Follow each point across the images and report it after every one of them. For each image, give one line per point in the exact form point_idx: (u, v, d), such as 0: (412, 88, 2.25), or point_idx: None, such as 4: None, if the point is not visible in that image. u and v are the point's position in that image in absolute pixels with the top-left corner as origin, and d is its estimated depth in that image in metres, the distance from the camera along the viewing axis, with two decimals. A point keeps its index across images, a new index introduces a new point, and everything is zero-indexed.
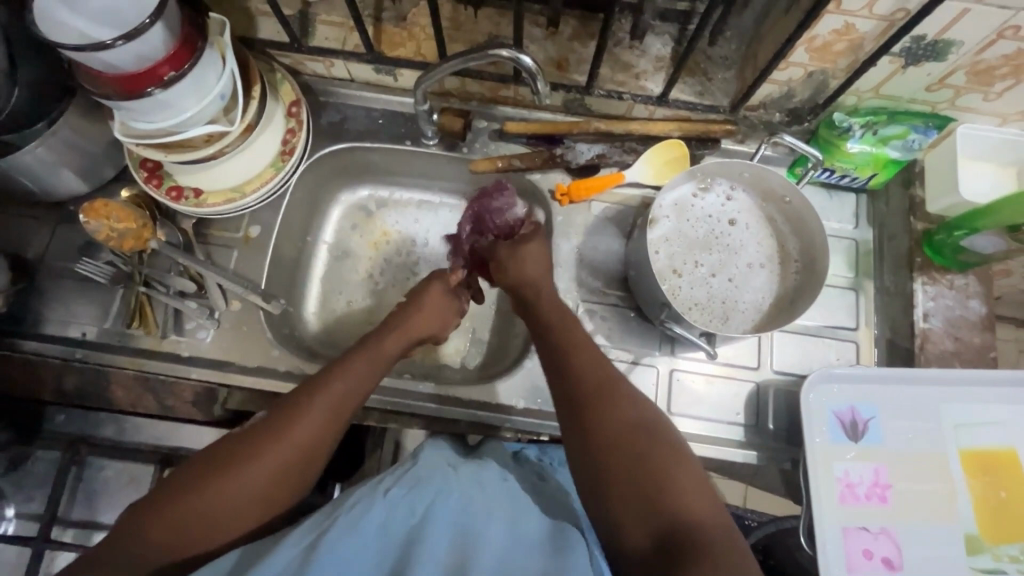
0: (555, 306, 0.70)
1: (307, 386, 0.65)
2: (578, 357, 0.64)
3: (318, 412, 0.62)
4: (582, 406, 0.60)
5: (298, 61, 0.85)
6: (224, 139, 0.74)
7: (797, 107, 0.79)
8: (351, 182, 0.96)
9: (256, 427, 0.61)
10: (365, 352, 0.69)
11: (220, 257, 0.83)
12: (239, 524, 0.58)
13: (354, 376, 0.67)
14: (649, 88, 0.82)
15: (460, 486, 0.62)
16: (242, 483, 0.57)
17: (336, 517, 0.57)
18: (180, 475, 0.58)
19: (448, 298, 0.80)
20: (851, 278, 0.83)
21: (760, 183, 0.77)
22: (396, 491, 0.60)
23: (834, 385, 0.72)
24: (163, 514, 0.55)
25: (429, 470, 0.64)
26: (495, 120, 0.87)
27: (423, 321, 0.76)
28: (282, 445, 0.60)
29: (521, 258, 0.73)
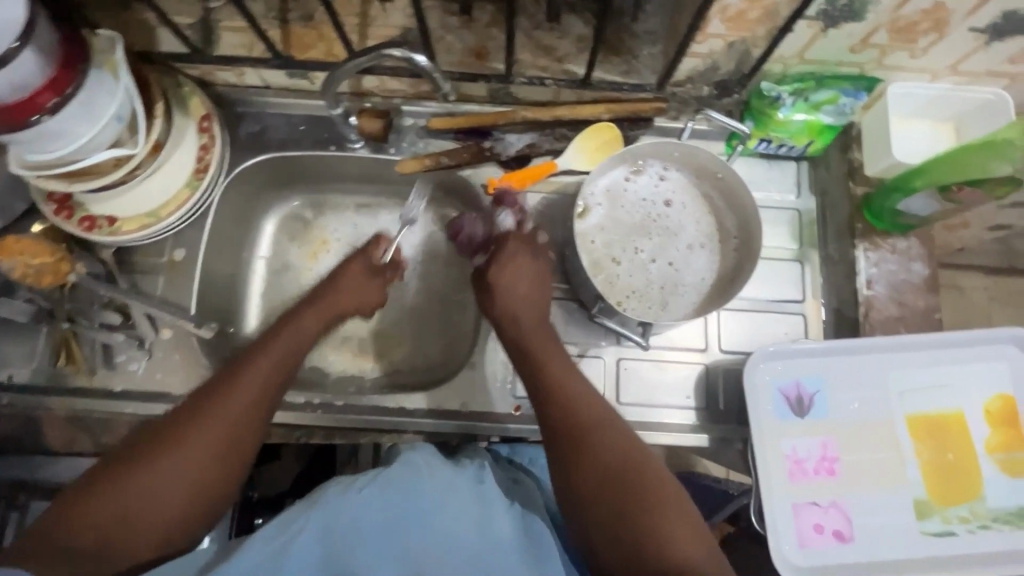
0: (539, 334, 0.69)
1: (226, 372, 0.64)
2: (568, 394, 0.64)
3: (242, 393, 0.62)
4: (575, 451, 0.61)
5: (207, 72, 0.81)
6: (133, 163, 0.71)
7: (725, 79, 0.75)
8: (283, 192, 0.92)
9: (184, 410, 0.60)
10: (283, 333, 0.68)
11: (146, 285, 0.80)
12: (176, 508, 0.57)
13: (275, 355, 0.66)
14: (573, 71, 0.79)
15: (433, 487, 0.60)
16: (167, 470, 0.56)
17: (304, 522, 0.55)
18: (110, 463, 0.56)
19: (371, 275, 0.77)
20: (795, 249, 0.82)
21: (691, 161, 0.75)
22: (371, 490, 0.57)
23: (776, 362, 0.72)
24: (95, 503, 0.54)
25: (407, 468, 0.60)
26: (420, 117, 0.84)
27: (343, 295, 0.74)
28: (207, 426, 0.59)
29: (504, 275, 0.71)
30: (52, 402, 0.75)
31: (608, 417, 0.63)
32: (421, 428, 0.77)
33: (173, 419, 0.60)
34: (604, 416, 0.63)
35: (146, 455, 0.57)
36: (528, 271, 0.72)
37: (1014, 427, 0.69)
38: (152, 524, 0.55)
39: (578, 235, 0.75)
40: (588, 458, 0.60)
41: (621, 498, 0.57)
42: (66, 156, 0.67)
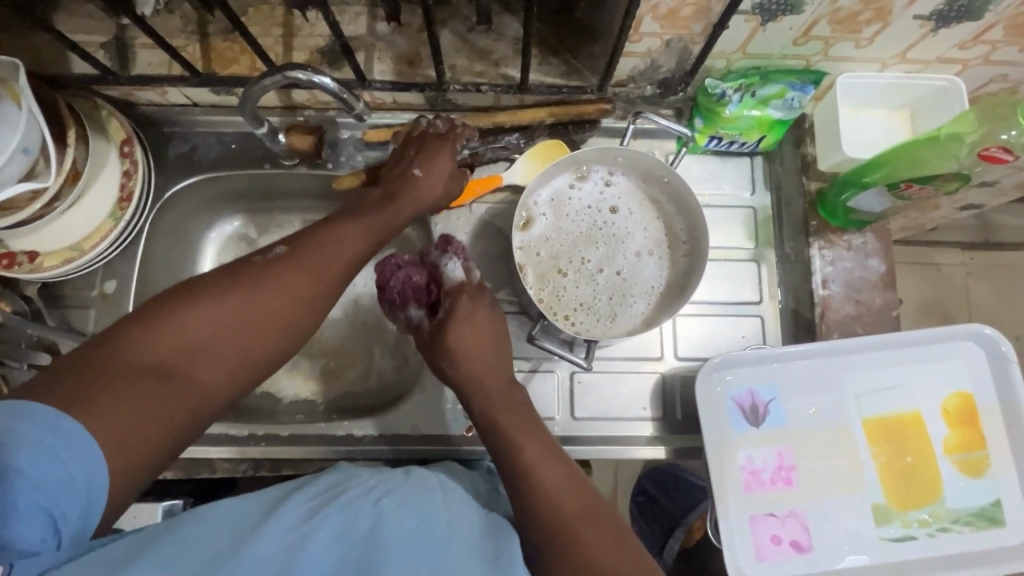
0: (503, 405, 0.61)
1: (299, 241, 0.57)
2: (541, 472, 0.55)
3: (308, 274, 0.55)
4: (556, 541, 0.50)
5: (127, 92, 0.77)
6: (48, 195, 0.67)
7: (666, 78, 0.72)
8: (223, 212, 0.88)
9: (268, 259, 0.55)
10: (367, 217, 0.61)
11: (77, 319, 0.77)
12: (239, 364, 0.52)
13: (360, 233, 0.59)
14: (509, 75, 0.75)
15: (447, 508, 0.51)
16: (240, 313, 0.52)
17: (321, 519, 0.46)
18: (182, 290, 0.51)
19: (447, 164, 0.69)
20: (751, 249, 0.80)
21: (635, 164, 0.72)
22: (385, 499, 0.49)
23: (729, 372, 0.69)
24: (162, 329, 0.49)
25: (419, 486, 0.53)
26: (357, 128, 0.80)
27: (429, 187, 0.67)
28: (269, 293, 0.53)
29: (458, 341, 0.64)
30: None
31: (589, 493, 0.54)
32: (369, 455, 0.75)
33: (232, 278, 0.53)
34: (591, 499, 0.54)
35: (193, 310, 0.50)
36: (485, 332, 0.65)
37: (972, 426, 0.67)
38: (189, 388, 0.49)
39: (521, 248, 0.73)
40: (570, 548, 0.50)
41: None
42: None
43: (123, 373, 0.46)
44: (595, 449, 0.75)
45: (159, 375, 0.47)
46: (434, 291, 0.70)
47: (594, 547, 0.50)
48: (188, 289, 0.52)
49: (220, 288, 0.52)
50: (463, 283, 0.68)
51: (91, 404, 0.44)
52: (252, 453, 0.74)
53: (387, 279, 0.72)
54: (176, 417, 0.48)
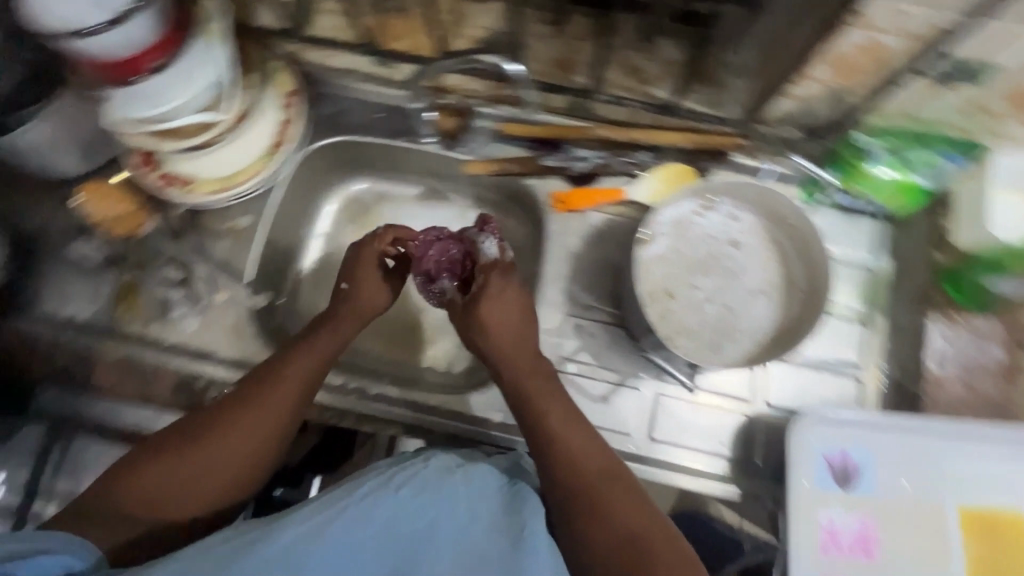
0: (529, 366, 0.69)
1: (253, 376, 0.66)
2: (569, 438, 0.64)
3: (273, 401, 0.63)
4: (585, 510, 0.60)
5: (298, 50, 0.83)
6: (216, 130, 0.74)
7: (816, 125, 0.74)
8: (349, 174, 0.93)
9: (230, 398, 0.64)
10: (302, 356, 0.66)
11: (210, 246, 0.83)
12: (218, 486, 0.61)
13: (307, 369, 0.66)
14: (656, 94, 0.78)
15: (465, 497, 0.58)
16: (214, 458, 0.60)
17: (338, 511, 0.52)
18: (160, 437, 0.61)
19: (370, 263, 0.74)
20: (862, 311, 0.78)
21: (767, 204, 0.73)
22: (405, 491, 0.55)
23: (826, 427, 0.68)
24: (144, 474, 0.59)
25: (438, 472, 0.59)
26: (494, 119, 0.82)
27: (366, 296, 0.72)
28: (235, 433, 0.61)
29: (491, 317, 0.69)
30: (108, 346, 0.79)
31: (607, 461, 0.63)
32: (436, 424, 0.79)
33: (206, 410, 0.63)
34: (610, 465, 0.63)
35: (170, 451, 0.60)
36: (512, 316, 0.69)
37: None
38: (173, 511, 0.59)
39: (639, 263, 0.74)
40: (600, 514, 0.59)
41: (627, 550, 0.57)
42: (158, 116, 0.69)
43: (115, 517, 0.56)
44: (665, 475, 0.75)
45: (140, 521, 0.57)
46: (469, 265, 0.74)
47: (622, 506, 0.60)
48: (172, 433, 0.62)
49: (185, 429, 0.62)
50: (495, 261, 0.71)
51: (103, 536, 0.55)
52: (348, 405, 0.80)
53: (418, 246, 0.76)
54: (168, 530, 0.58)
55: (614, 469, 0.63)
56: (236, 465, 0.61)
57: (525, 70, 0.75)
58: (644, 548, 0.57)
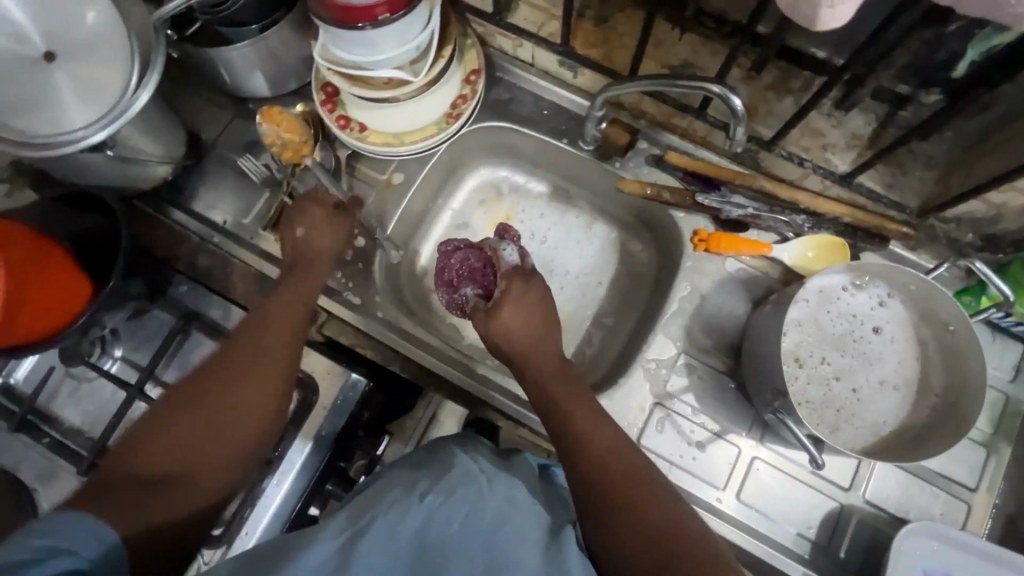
0: (551, 372, 0.65)
1: (247, 326, 0.66)
2: (595, 440, 0.59)
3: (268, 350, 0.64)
4: (611, 506, 0.55)
5: (490, 32, 0.86)
6: (404, 87, 0.77)
7: (997, 235, 0.71)
8: (495, 160, 0.96)
9: (224, 356, 0.63)
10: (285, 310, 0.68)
11: (360, 193, 0.87)
12: (240, 432, 0.59)
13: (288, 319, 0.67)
14: (833, 163, 0.76)
15: (490, 503, 0.52)
16: (227, 402, 0.59)
17: (372, 518, 0.49)
18: (159, 408, 0.58)
19: (328, 215, 0.77)
20: (988, 435, 0.74)
21: (925, 300, 0.70)
22: (431, 498, 0.50)
23: (934, 543, 0.66)
24: (155, 435, 0.55)
25: (461, 477, 0.53)
26: (657, 145, 0.84)
27: (326, 253, 0.75)
28: (240, 379, 0.61)
29: (511, 317, 0.67)
30: (244, 258, 0.85)
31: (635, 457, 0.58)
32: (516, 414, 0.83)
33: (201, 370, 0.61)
34: (637, 461, 0.58)
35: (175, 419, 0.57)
36: (535, 310, 0.68)
37: None
38: (202, 463, 0.56)
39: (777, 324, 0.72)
40: (629, 513, 0.54)
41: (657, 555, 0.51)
42: (362, 63, 0.73)
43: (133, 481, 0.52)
44: (741, 539, 0.73)
45: (164, 485, 0.53)
46: (490, 271, 0.78)
47: (654, 502, 0.55)
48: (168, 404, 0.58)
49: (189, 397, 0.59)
50: (519, 266, 0.72)
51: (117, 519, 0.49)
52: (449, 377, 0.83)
53: (453, 257, 0.83)
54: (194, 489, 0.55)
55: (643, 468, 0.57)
56: (252, 411, 0.59)
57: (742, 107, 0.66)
58: (679, 550, 0.51)
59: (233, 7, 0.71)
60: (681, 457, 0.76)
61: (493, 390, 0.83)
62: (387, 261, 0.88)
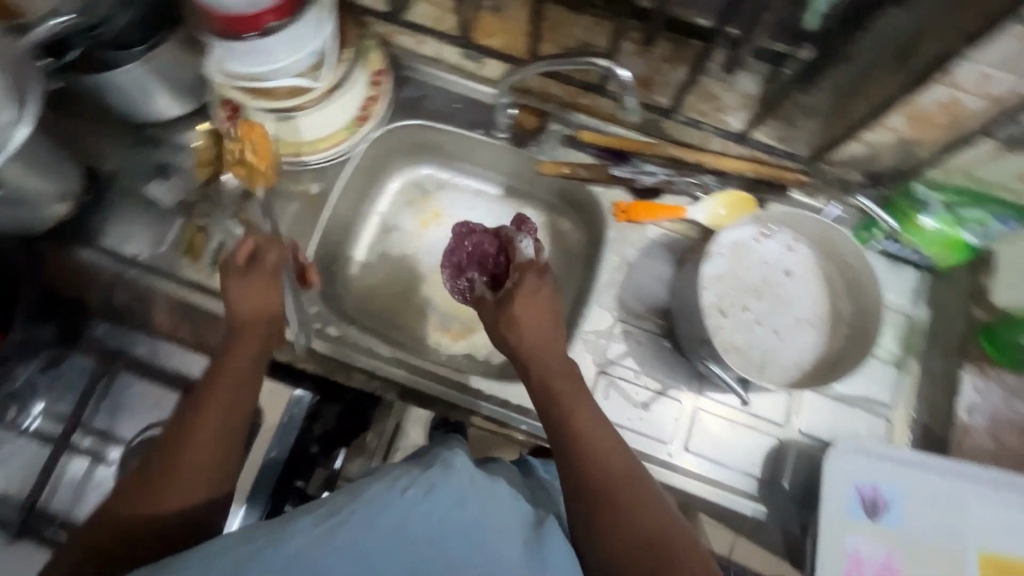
0: (562, 373, 0.64)
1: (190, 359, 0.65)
2: (595, 439, 0.59)
3: (195, 427, 0.57)
4: (602, 506, 0.56)
5: (391, 32, 0.87)
6: (308, 96, 0.76)
7: (878, 170, 0.78)
8: (416, 159, 0.96)
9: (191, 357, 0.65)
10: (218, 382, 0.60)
11: (279, 208, 0.85)
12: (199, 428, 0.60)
13: (220, 393, 0.59)
14: (729, 122, 0.81)
15: (473, 498, 0.51)
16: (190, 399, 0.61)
17: (349, 512, 0.47)
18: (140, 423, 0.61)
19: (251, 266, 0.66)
20: (896, 354, 0.81)
21: (825, 241, 0.76)
22: (413, 494, 0.49)
23: (860, 458, 0.72)
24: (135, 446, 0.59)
25: (441, 471, 0.52)
26: (569, 126, 0.86)
27: (246, 305, 0.65)
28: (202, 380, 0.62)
29: (523, 313, 0.65)
30: (166, 289, 0.80)
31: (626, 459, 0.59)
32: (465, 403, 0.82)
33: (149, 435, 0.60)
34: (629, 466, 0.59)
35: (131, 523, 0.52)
36: (546, 310, 0.66)
37: None
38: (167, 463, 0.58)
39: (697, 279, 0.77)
40: (622, 519, 0.55)
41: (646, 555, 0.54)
42: (259, 73, 0.72)
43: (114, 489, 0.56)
44: (693, 486, 0.77)
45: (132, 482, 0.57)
46: (503, 261, 0.76)
47: (641, 501, 0.56)
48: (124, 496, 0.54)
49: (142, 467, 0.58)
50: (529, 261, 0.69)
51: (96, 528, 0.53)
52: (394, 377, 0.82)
53: (468, 240, 0.81)
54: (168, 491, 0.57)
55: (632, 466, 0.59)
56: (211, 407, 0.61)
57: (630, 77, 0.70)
58: (667, 551, 0.53)
59: (110, 30, 0.68)
60: (629, 419, 0.79)
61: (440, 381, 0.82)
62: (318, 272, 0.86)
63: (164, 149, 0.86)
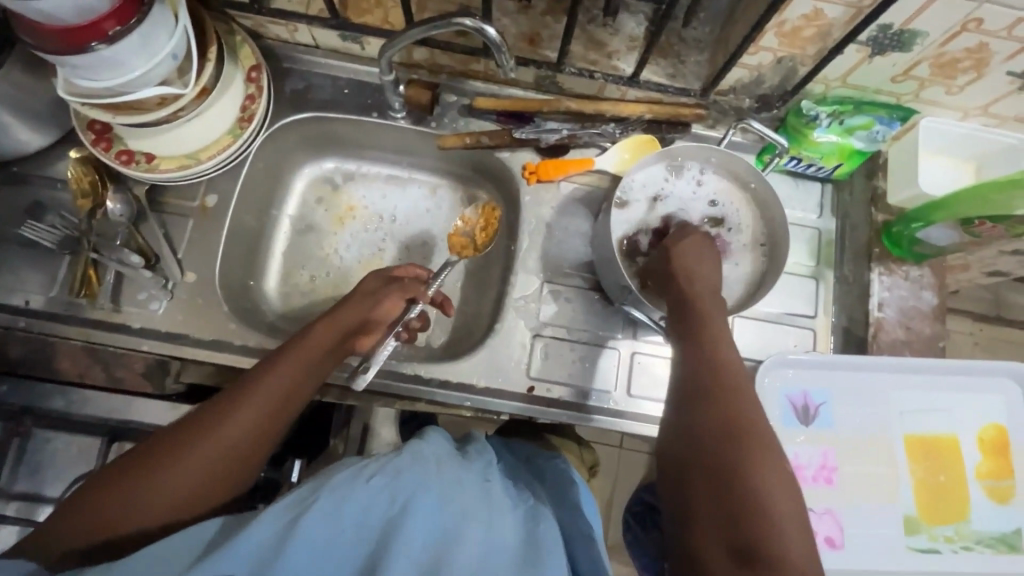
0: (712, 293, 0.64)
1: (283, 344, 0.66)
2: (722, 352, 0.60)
3: (257, 395, 0.60)
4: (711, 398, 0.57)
5: (260, 23, 0.81)
6: (178, 103, 0.70)
7: (766, 93, 0.78)
8: (317, 154, 0.92)
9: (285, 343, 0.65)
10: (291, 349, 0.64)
11: (175, 227, 0.80)
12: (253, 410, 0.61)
13: (296, 367, 0.63)
14: (621, 68, 0.80)
15: (439, 481, 0.55)
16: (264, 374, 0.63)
17: (317, 498, 0.49)
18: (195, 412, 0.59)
19: (379, 283, 0.75)
20: (812, 267, 0.84)
21: (728, 166, 0.78)
22: (379, 479, 0.52)
23: (787, 370, 0.75)
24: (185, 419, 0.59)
25: (408, 460, 0.56)
26: (465, 94, 0.85)
27: (353, 308, 0.70)
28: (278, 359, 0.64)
29: (702, 268, 0.66)
30: (68, 333, 0.74)
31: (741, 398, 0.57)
32: (405, 390, 0.78)
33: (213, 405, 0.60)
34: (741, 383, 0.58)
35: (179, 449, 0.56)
36: (708, 252, 0.68)
37: (1003, 456, 0.74)
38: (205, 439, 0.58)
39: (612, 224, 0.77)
40: (721, 428, 0.55)
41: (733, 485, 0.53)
42: (116, 86, 0.66)
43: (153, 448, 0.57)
44: (643, 429, 0.79)
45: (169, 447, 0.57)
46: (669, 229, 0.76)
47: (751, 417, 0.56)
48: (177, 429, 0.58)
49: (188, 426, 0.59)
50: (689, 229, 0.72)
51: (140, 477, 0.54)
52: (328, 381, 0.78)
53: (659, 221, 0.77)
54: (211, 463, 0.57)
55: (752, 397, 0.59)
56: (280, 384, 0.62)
57: (496, 36, 0.66)
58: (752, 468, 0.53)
59: None
60: (571, 376, 0.79)
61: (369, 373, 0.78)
62: (233, 287, 0.82)
63: (34, 185, 0.78)
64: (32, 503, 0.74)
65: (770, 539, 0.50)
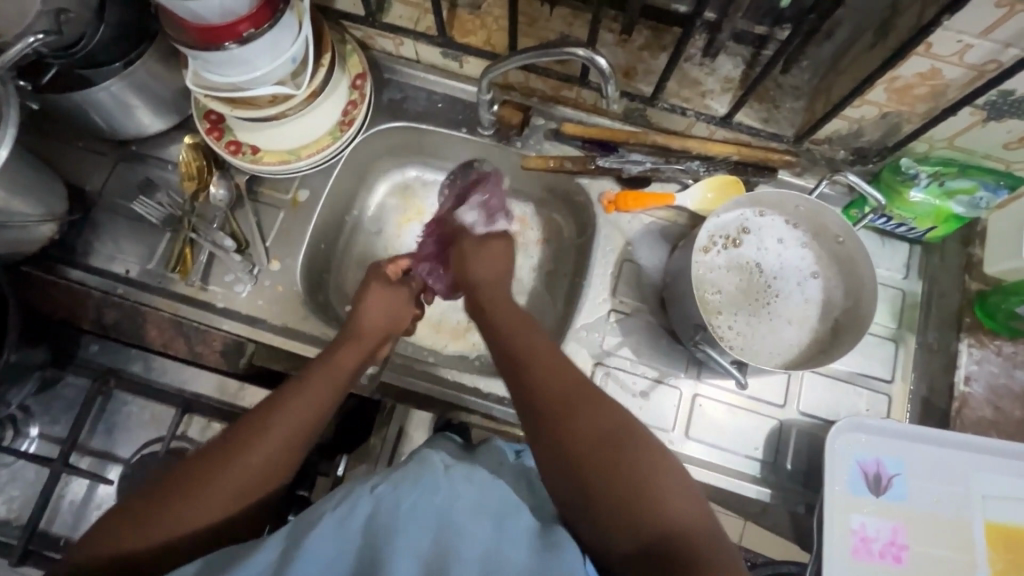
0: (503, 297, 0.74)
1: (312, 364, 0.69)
2: (546, 369, 0.62)
3: (291, 411, 0.63)
4: (549, 406, 0.59)
5: (369, 36, 0.86)
6: (289, 103, 0.75)
7: (864, 147, 0.77)
8: (401, 161, 0.96)
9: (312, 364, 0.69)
10: (323, 369, 0.68)
11: (267, 217, 0.84)
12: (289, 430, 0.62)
13: (325, 383, 0.67)
14: (713, 107, 0.80)
15: (450, 480, 0.55)
16: (302, 395, 0.64)
17: (317, 521, 0.51)
18: (233, 433, 0.61)
19: (390, 292, 0.79)
20: (892, 329, 0.80)
21: (814, 218, 0.76)
22: (384, 489, 0.53)
23: (861, 435, 0.71)
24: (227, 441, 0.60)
25: (419, 465, 0.56)
26: (552, 119, 0.87)
27: (374, 322, 0.75)
28: (310, 381, 0.66)
29: (476, 264, 0.78)
30: (158, 304, 0.79)
31: (589, 396, 0.59)
32: (455, 400, 0.80)
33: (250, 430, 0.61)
34: (558, 384, 0.60)
35: (219, 467, 0.58)
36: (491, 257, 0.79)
37: None
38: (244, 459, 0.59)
39: (696, 267, 0.79)
40: (581, 413, 0.57)
41: (626, 494, 0.52)
42: (237, 83, 0.71)
43: (194, 470, 0.58)
44: (697, 474, 0.76)
45: (208, 471, 0.57)
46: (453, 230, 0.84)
47: (588, 414, 0.57)
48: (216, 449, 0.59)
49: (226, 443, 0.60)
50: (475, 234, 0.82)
51: (180, 504, 0.55)
52: (407, 385, 0.80)
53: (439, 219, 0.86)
54: (254, 477, 0.59)
55: (574, 392, 0.59)
56: (311, 400, 0.64)
57: (606, 66, 0.67)
58: (621, 445, 0.55)
59: (87, 46, 0.67)
60: (628, 410, 0.78)
61: (406, 373, 0.81)
62: (312, 280, 0.86)
63: (148, 165, 0.85)
64: (101, 460, 0.83)
65: (655, 508, 0.52)
